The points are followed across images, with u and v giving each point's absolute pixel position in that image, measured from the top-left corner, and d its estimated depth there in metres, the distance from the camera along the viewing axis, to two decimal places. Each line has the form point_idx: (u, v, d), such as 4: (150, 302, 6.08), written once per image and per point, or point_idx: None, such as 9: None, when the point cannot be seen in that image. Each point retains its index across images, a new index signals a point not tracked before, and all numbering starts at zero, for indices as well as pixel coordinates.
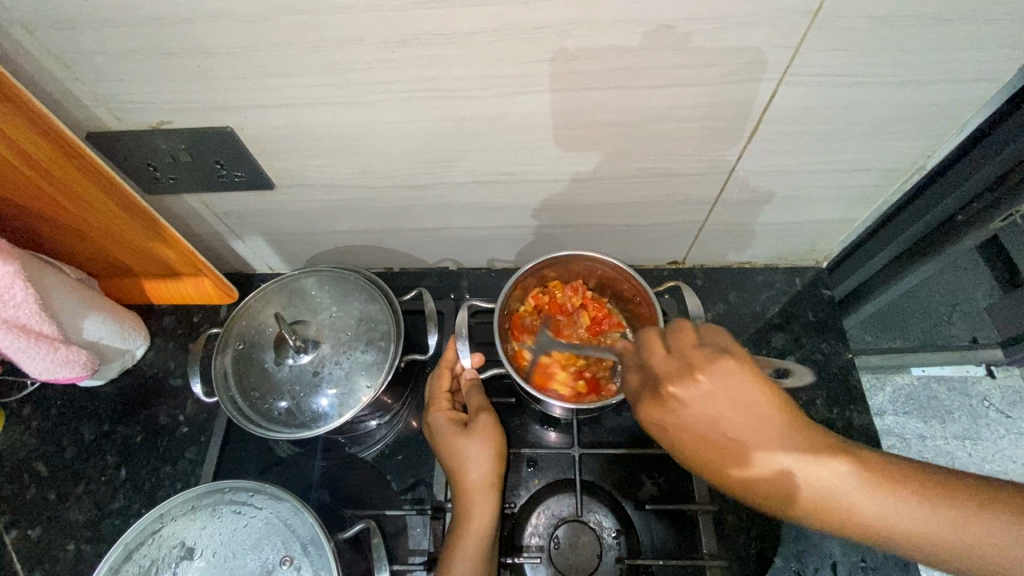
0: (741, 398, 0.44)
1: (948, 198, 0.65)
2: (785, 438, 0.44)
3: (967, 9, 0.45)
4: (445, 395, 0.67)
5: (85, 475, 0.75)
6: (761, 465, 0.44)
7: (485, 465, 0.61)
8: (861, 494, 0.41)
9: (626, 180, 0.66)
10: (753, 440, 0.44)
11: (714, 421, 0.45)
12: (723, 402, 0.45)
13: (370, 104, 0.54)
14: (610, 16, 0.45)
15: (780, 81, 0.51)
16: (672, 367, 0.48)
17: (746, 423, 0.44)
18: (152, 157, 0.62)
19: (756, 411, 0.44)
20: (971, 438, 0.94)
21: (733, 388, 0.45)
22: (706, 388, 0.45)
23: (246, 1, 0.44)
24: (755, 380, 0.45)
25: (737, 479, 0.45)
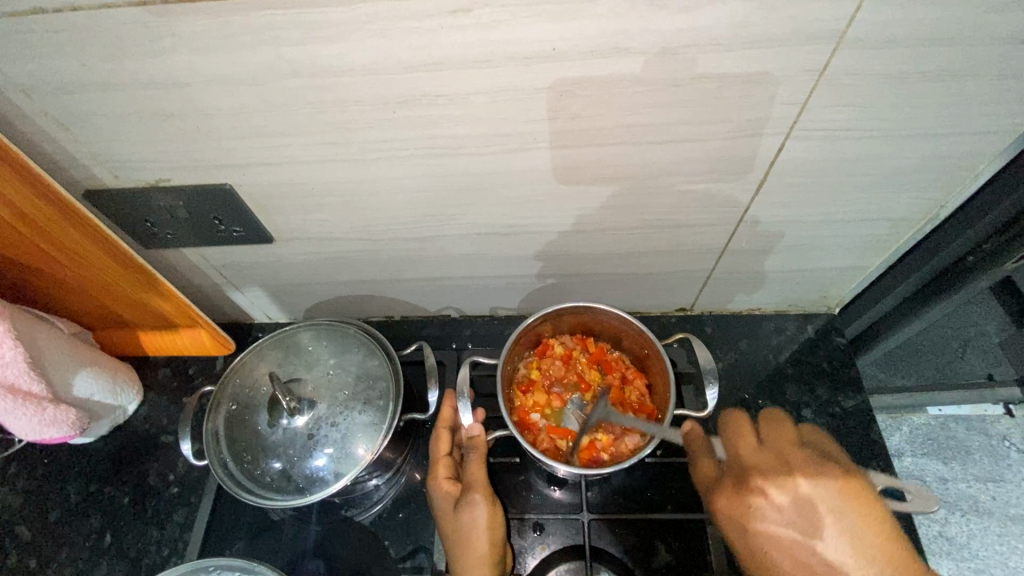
0: (850, 491, 0.49)
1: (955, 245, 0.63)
2: (870, 554, 0.46)
3: (975, 65, 0.44)
4: (444, 462, 0.64)
5: (69, 540, 0.71)
6: (830, 547, 0.46)
7: (476, 554, 0.56)
8: None
9: (631, 231, 0.65)
10: (838, 524, 0.47)
11: (802, 518, 0.48)
12: (829, 486, 0.49)
13: (372, 161, 0.53)
14: (613, 76, 0.44)
15: (787, 136, 0.51)
16: (764, 459, 0.54)
17: (848, 530, 0.47)
18: (149, 214, 0.61)
19: (852, 506, 0.48)
20: (995, 481, 0.89)
21: (835, 497, 0.48)
22: (816, 473, 0.50)
23: (245, 65, 0.44)
24: (851, 492, 0.48)
25: (780, 562, 0.48)
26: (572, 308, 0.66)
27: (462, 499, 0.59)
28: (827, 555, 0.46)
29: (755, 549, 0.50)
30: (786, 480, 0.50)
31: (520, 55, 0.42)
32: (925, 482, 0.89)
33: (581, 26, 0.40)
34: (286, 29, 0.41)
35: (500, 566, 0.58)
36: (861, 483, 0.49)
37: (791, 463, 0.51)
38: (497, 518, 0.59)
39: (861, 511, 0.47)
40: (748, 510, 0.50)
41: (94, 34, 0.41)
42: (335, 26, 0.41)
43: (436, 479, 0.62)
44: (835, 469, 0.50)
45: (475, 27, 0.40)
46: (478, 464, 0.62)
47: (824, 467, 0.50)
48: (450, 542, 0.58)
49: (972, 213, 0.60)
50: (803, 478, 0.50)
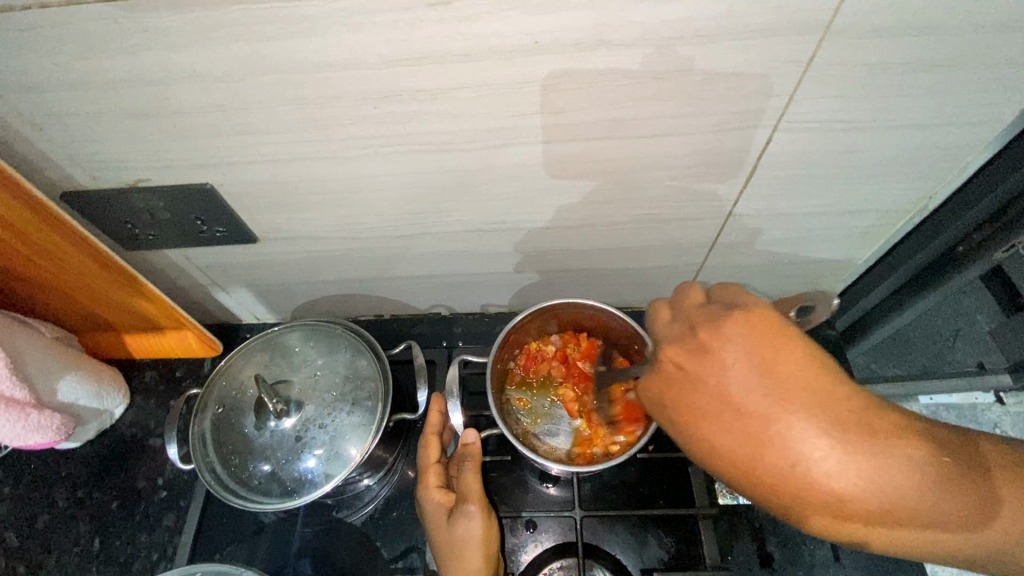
0: (767, 351, 0.39)
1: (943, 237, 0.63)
2: (813, 404, 0.36)
3: (963, 54, 0.43)
4: (435, 470, 0.63)
5: (57, 546, 0.70)
6: (788, 446, 0.36)
7: (471, 567, 0.56)
8: (889, 473, 0.34)
9: (620, 226, 0.64)
10: (788, 405, 0.36)
11: (728, 380, 0.39)
12: (747, 363, 0.39)
13: (354, 159, 0.52)
14: (598, 69, 0.44)
15: (775, 128, 0.50)
16: (676, 331, 0.46)
17: (773, 380, 0.38)
18: (130, 214, 0.60)
19: (780, 369, 0.38)
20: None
21: (753, 344, 0.39)
22: (730, 345, 0.40)
23: (221, 62, 0.43)
24: (770, 336, 0.39)
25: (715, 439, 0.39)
26: (564, 305, 0.66)
27: (456, 510, 0.58)
28: (762, 415, 0.37)
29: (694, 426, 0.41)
30: (698, 344, 0.42)
31: (501, 49, 0.42)
32: None
33: (563, 19, 0.39)
34: (262, 24, 0.40)
35: None
36: (773, 333, 0.39)
37: (695, 342, 0.42)
38: (491, 529, 0.59)
39: (788, 370, 0.38)
40: (679, 382, 0.42)
41: (63, 31, 0.40)
42: (312, 21, 0.40)
43: (427, 489, 0.61)
44: (742, 332, 0.40)
45: (454, 20, 0.39)
46: (472, 472, 0.61)
47: (734, 318, 0.41)
48: (443, 554, 0.58)
49: (960, 204, 0.59)
50: (726, 366, 0.40)
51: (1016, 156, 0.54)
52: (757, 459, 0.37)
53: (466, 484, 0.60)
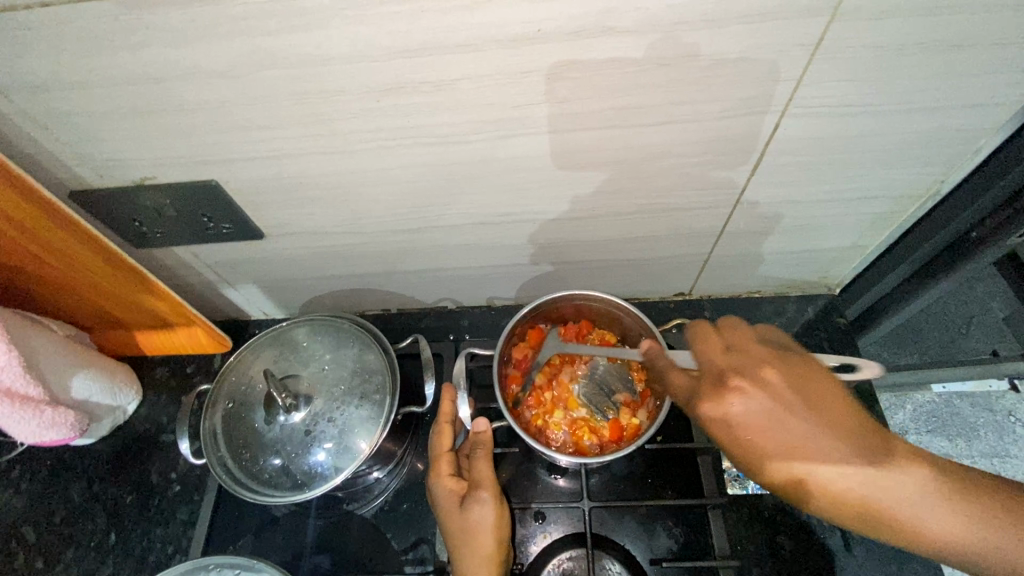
0: (809, 391, 0.48)
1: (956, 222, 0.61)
2: (852, 440, 0.45)
3: (976, 34, 0.43)
4: (447, 457, 0.63)
5: (74, 540, 0.72)
6: (838, 470, 0.45)
7: (483, 553, 0.56)
8: (918, 499, 0.43)
9: (625, 216, 0.64)
10: (829, 436, 0.46)
11: (778, 412, 0.47)
12: (793, 397, 0.47)
13: (358, 153, 0.52)
14: (602, 57, 0.43)
15: (782, 114, 0.49)
16: (734, 360, 0.52)
17: (825, 419, 0.46)
18: (137, 212, 0.60)
19: (826, 405, 0.47)
20: (1001, 456, 0.87)
21: (802, 381, 0.49)
22: (777, 384, 0.48)
23: (224, 57, 0.43)
24: (817, 381, 0.49)
25: (772, 468, 0.46)
26: (567, 296, 0.65)
27: (468, 497, 0.59)
28: (813, 448, 0.45)
29: (747, 457, 0.48)
30: (751, 376, 0.49)
31: (504, 38, 0.41)
32: None
33: (567, 6, 0.39)
34: (263, 19, 0.40)
35: (504, 565, 0.58)
36: (808, 375, 0.49)
37: (748, 372, 0.50)
38: (502, 516, 0.59)
39: (834, 409, 0.47)
40: (717, 409, 0.49)
41: (66, 29, 0.40)
42: (313, 14, 0.39)
43: (438, 475, 0.61)
44: (790, 372, 0.49)
45: (456, 10, 0.39)
46: (484, 460, 0.61)
47: (789, 361, 0.50)
48: (454, 540, 0.58)
49: (972, 190, 0.58)
50: (770, 402, 0.47)
51: None
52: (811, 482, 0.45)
53: (478, 471, 0.60)
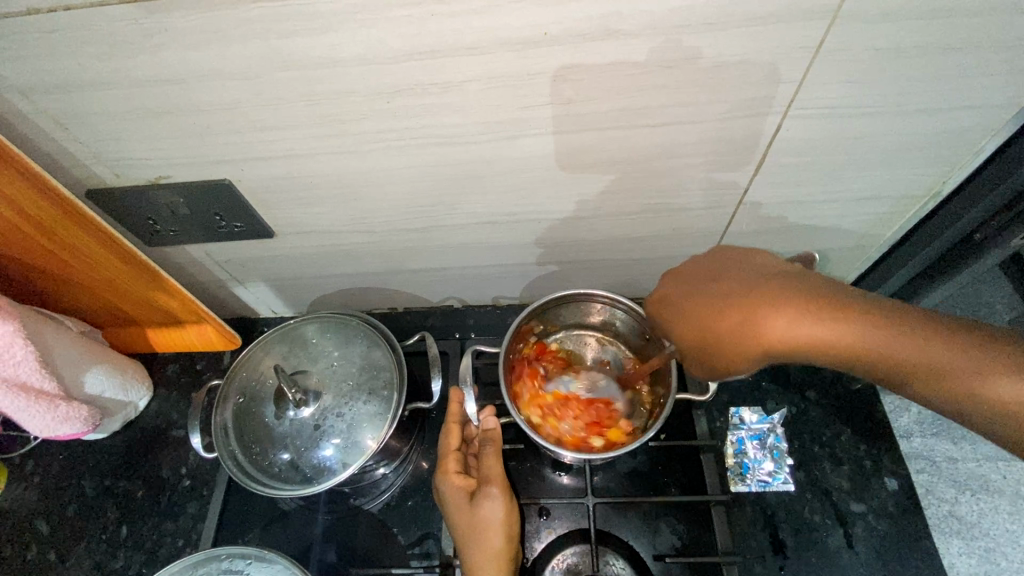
0: (749, 266, 0.51)
1: (958, 224, 0.62)
2: (778, 293, 0.47)
3: (975, 37, 0.43)
4: (455, 456, 0.64)
5: (86, 533, 0.73)
6: (765, 317, 0.46)
7: (492, 549, 0.57)
8: (818, 323, 0.45)
9: (629, 216, 0.65)
10: (751, 287, 0.48)
11: (711, 292, 0.50)
12: (722, 283, 0.50)
13: (367, 153, 0.53)
14: (607, 60, 0.44)
15: (784, 115, 0.50)
16: (693, 266, 0.54)
17: (754, 288, 0.48)
18: (151, 211, 0.61)
19: (769, 273, 0.49)
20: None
21: (727, 275, 0.51)
22: (711, 271, 0.52)
23: (239, 59, 0.44)
24: (744, 271, 0.50)
25: (720, 357, 0.49)
26: (572, 295, 0.66)
27: (478, 493, 0.60)
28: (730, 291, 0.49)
29: (698, 344, 0.50)
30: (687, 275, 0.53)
31: (511, 41, 0.42)
32: None
33: (572, 10, 0.40)
34: (277, 22, 0.41)
35: (513, 562, 0.59)
36: (738, 268, 0.51)
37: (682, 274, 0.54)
38: (511, 512, 0.60)
39: (769, 278, 0.48)
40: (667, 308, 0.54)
41: (87, 32, 0.41)
42: (326, 18, 0.41)
43: (446, 473, 0.62)
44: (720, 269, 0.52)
45: (465, 13, 0.40)
46: (495, 457, 0.62)
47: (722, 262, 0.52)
48: (463, 536, 0.59)
49: (974, 191, 0.59)
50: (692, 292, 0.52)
51: None
52: (759, 335, 0.46)
53: (488, 468, 0.61)
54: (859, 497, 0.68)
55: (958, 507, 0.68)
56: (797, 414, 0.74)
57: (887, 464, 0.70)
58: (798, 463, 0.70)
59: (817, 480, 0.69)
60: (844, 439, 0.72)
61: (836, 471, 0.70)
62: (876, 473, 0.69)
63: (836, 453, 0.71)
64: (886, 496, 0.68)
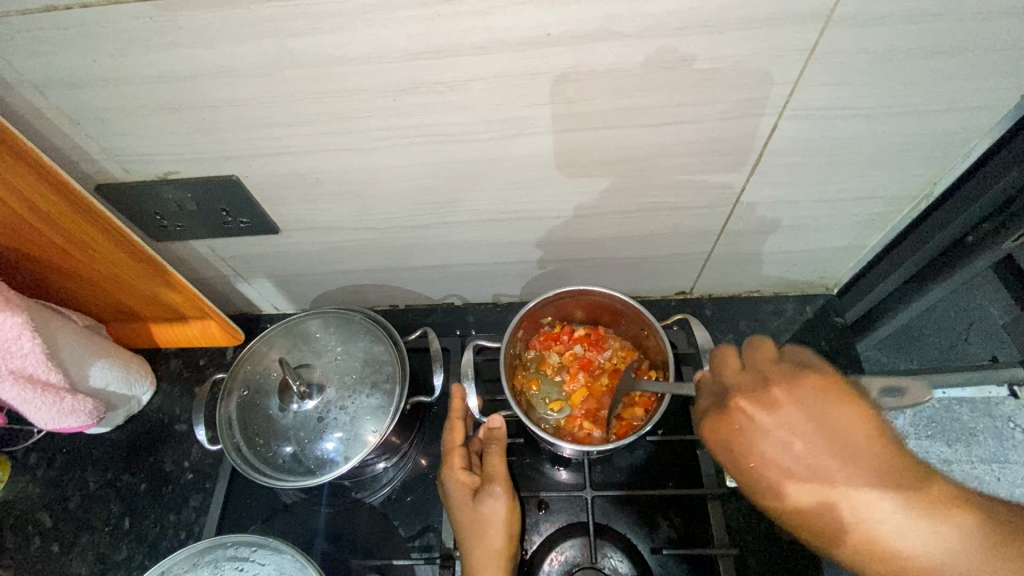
0: (835, 422, 0.41)
1: (951, 226, 0.63)
2: (870, 469, 0.39)
3: (963, 41, 0.45)
4: (459, 452, 0.65)
5: (89, 525, 0.74)
6: (840, 493, 0.39)
7: (494, 546, 0.58)
8: (920, 526, 0.38)
9: (628, 215, 0.66)
10: (847, 462, 0.40)
11: (789, 439, 0.41)
12: (809, 425, 0.41)
13: (373, 150, 0.55)
14: (608, 60, 0.45)
15: (779, 116, 0.51)
16: (748, 381, 0.46)
17: (830, 452, 0.40)
18: (158, 206, 0.62)
19: (850, 440, 0.40)
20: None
21: (810, 414, 0.41)
22: (796, 412, 0.42)
23: (249, 56, 0.45)
24: (833, 404, 0.41)
25: (791, 506, 0.42)
26: (571, 292, 0.67)
27: (482, 490, 0.61)
28: (812, 458, 0.40)
29: (745, 476, 0.44)
30: (766, 395, 0.43)
31: (514, 41, 0.44)
32: None
33: (574, 11, 0.41)
34: (288, 21, 0.42)
35: (513, 559, 0.60)
36: (830, 402, 0.41)
37: (762, 395, 0.44)
38: (513, 511, 0.61)
39: (863, 448, 0.40)
40: (735, 434, 0.44)
41: (103, 29, 0.43)
42: (336, 17, 0.42)
43: (452, 469, 0.63)
44: (808, 395, 0.42)
45: (470, 13, 0.41)
46: (499, 456, 0.63)
47: (802, 381, 0.43)
48: (465, 532, 0.59)
49: (968, 193, 0.60)
50: (783, 431, 0.42)
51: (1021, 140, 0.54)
52: (814, 510, 0.40)
53: (493, 467, 0.62)
54: None
55: None
56: None
57: None
58: None
59: None
60: None
61: None
62: None
63: None
64: None
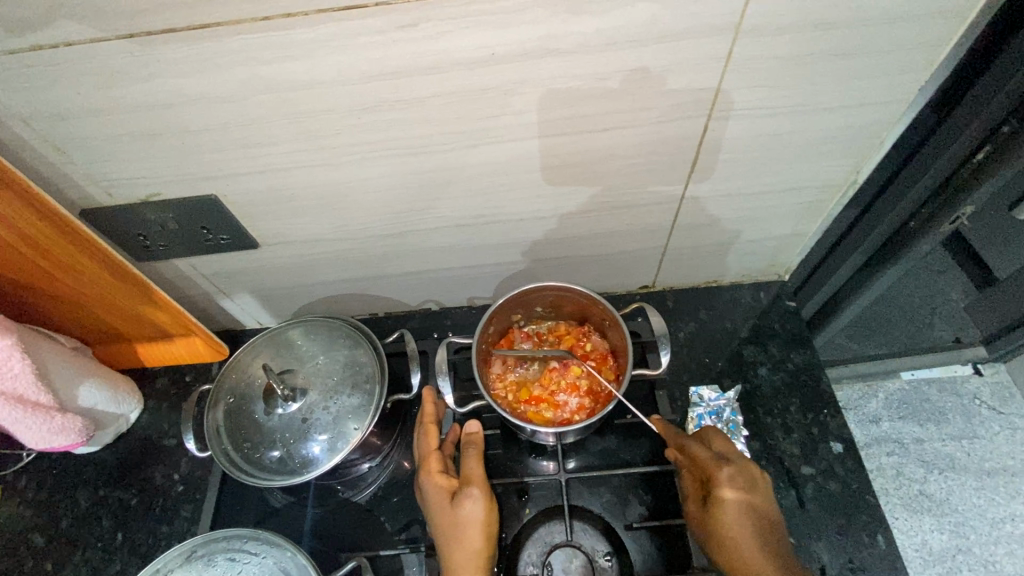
0: (760, 484, 0.61)
1: (901, 204, 0.68)
2: (741, 500, 0.59)
3: (859, 45, 0.51)
4: (436, 457, 0.68)
5: (82, 542, 0.75)
6: (730, 501, 0.59)
7: (473, 545, 0.61)
8: (752, 539, 0.57)
9: (586, 215, 0.71)
10: (734, 489, 0.60)
11: (724, 472, 0.61)
12: (745, 476, 0.61)
13: (342, 164, 0.59)
14: (549, 73, 0.50)
15: (710, 117, 0.57)
16: (725, 444, 0.65)
17: (729, 480, 0.60)
18: (142, 227, 0.66)
19: (754, 492, 0.60)
20: (969, 438, 1.03)
21: (745, 473, 0.61)
22: (739, 465, 0.62)
23: (221, 84, 0.49)
24: (757, 479, 0.61)
25: (720, 508, 0.59)
26: (540, 289, 0.71)
27: (461, 492, 0.63)
28: (731, 479, 0.60)
29: (718, 503, 0.59)
30: (727, 452, 0.63)
31: (464, 61, 0.49)
32: (903, 443, 1.03)
33: (514, 32, 0.46)
34: (257, 51, 0.47)
35: (490, 557, 0.63)
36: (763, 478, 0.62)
37: (729, 453, 0.63)
38: (491, 512, 0.64)
39: (754, 497, 0.60)
40: (710, 462, 0.62)
41: (87, 64, 0.47)
42: (301, 45, 0.46)
43: (430, 474, 0.66)
44: (750, 470, 0.62)
45: (423, 39, 0.46)
46: (476, 459, 0.67)
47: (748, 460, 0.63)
48: (444, 534, 0.62)
49: (910, 175, 0.66)
50: (722, 467, 0.61)
51: (945, 126, 0.60)
52: (723, 515, 0.59)
53: (470, 470, 0.65)
54: (808, 462, 0.73)
55: (929, 487, 1.00)
56: (749, 390, 0.79)
57: (832, 430, 0.75)
58: (752, 433, 0.76)
59: (769, 449, 0.74)
60: (793, 410, 0.77)
61: (788, 439, 0.75)
62: (822, 438, 0.75)
63: (786, 422, 0.76)
64: (833, 460, 0.73)
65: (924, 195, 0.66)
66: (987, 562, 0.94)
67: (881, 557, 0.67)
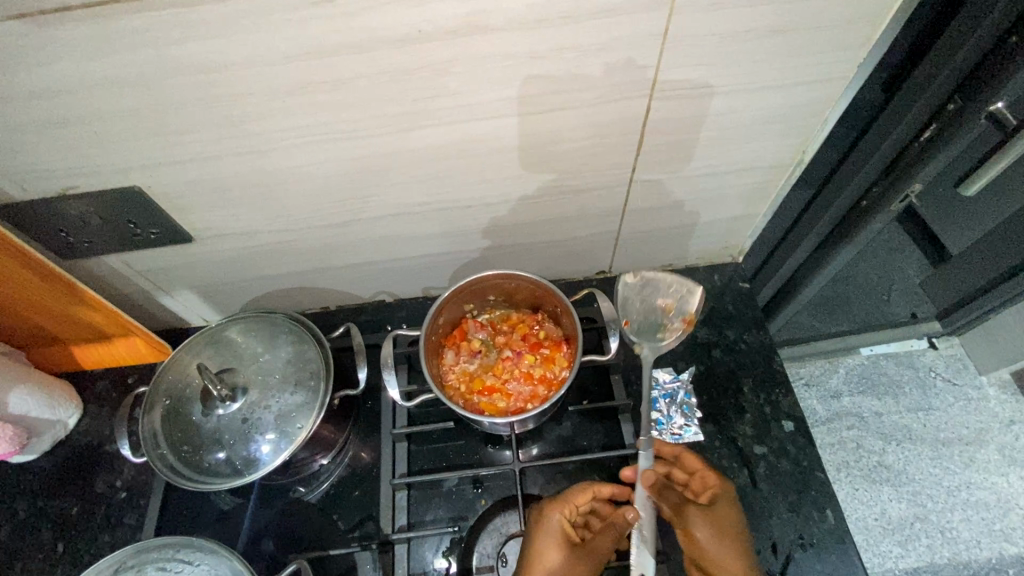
0: None
1: (851, 185, 0.68)
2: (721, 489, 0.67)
3: (796, 21, 0.50)
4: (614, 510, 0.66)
5: (19, 556, 0.72)
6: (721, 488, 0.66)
7: None
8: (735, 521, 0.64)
9: (535, 200, 0.69)
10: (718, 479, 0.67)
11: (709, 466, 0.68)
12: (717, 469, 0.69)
13: (271, 151, 0.56)
14: (481, 51, 0.48)
15: (651, 97, 0.56)
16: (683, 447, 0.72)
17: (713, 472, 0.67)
18: (63, 223, 0.62)
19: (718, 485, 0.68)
20: (925, 409, 1.06)
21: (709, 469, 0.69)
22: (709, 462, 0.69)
23: (127, 66, 0.46)
24: None
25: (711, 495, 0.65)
26: (491, 278, 0.70)
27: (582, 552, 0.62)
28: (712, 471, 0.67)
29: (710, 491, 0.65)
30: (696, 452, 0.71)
31: (390, 40, 0.46)
32: (862, 416, 1.06)
33: (439, 9, 0.44)
34: (162, 30, 0.43)
35: None
36: None
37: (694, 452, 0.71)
38: None
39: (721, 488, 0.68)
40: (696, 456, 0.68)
41: None
42: (210, 24, 0.43)
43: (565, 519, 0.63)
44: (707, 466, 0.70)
45: (343, 16, 0.44)
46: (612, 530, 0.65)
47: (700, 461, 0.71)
48: None
49: (859, 156, 0.66)
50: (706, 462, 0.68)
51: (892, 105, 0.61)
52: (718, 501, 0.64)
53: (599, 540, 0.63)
54: (760, 441, 0.74)
55: (886, 457, 1.03)
56: (703, 371, 0.80)
57: (783, 408, 0.76)
58: (707, 415, 0.76)
59: (724, 429, 0.75)
60: (746, 390, 0.78)
61: (741, 420, 0.75)
62: (774, 417, 0.76)
63: (740, 402, 0.77)
64: (784, 437, 0.74)
65: (872, 175, 0.67)
66: (943, 527, 0.96)
67: (831, 530, 0.68)
